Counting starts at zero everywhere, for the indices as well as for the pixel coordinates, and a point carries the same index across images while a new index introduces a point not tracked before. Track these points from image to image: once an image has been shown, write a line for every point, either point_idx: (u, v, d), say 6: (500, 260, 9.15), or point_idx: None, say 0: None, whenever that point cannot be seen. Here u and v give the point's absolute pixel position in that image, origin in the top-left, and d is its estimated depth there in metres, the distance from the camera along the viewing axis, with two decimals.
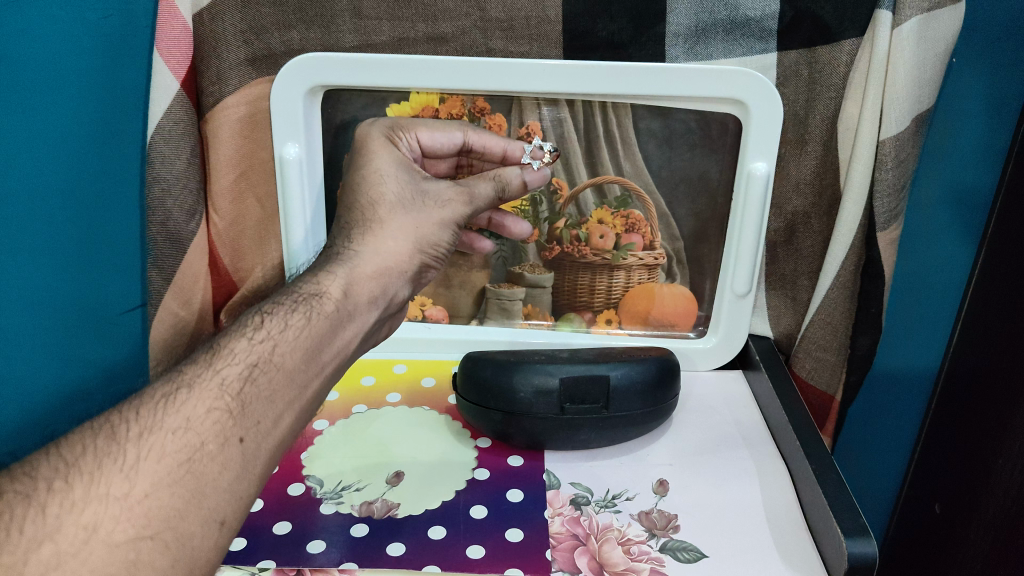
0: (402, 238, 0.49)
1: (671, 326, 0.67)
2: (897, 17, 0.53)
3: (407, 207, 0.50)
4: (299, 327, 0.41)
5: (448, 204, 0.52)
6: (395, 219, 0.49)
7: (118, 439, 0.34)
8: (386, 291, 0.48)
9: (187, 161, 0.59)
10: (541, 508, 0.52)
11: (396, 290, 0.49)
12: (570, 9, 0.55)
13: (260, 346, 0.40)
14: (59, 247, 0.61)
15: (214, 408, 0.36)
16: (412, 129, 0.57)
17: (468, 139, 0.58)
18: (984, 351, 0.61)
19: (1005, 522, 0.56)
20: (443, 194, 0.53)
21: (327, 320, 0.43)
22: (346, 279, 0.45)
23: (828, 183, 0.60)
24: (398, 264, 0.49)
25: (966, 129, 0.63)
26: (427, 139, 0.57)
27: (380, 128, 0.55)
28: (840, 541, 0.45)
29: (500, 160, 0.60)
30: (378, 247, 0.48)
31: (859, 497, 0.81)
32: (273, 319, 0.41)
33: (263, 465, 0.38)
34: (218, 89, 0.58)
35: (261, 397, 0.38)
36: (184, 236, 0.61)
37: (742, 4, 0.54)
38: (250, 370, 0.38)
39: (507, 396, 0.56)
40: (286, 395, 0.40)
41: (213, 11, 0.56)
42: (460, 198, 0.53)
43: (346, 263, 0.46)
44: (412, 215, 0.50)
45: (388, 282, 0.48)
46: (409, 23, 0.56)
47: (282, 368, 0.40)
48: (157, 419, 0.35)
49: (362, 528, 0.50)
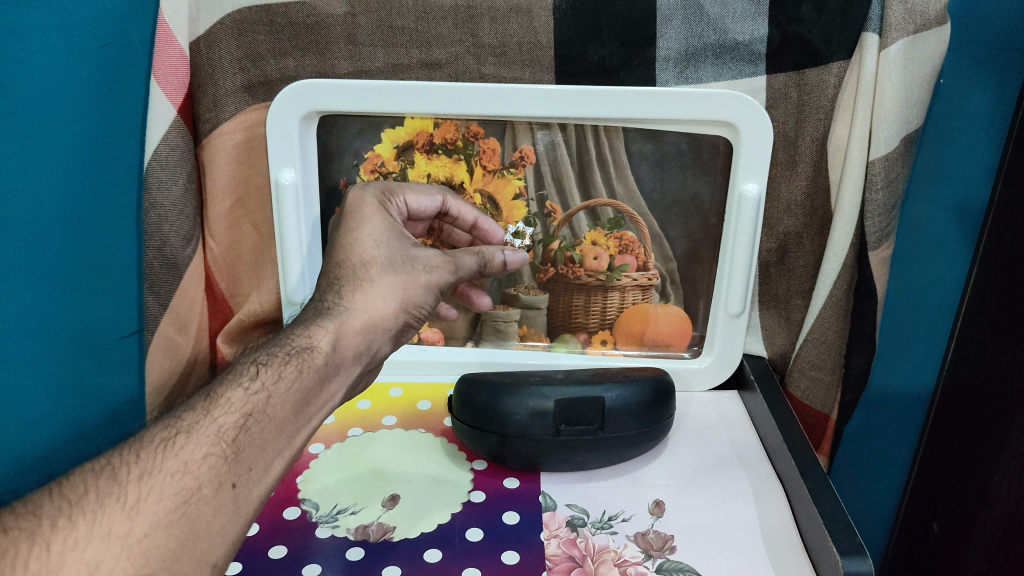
0: (389, 299, 0.47)
1: (666, 346, 0.67)
2: (884, 40, 0.54)
3: (397, 268, 0.48)
4: (291, 380, 0.40)
5: (436, 271, 0.50)
6: (384, 280, 0.47)
7: (119, 481, 0.35)
8: (370, 347, 0.46)
9: (184, 186, 0.60)
10: (537, 531, 0.52)
11: (379, 347, 0.47)
12: (560, 34, 0.56)
13: (254, 396, 0.39)
14: (55, 273, 0.60)
15: (211, 453, 0.36)
16: (402, 191, 0.55)
17: (445, 202, 0.58)
18: (981, 369, 0.61)
19: (1004, 539, 0.56)
20: (431, 260, 0.50)
21: (316, 373, 0.42)
22: (336, 331, 0.44)
23: (818, 204, 0.61)
24: (384, 322, 0.47)
25: (957, 149, 0.63)
26: (414, 201, 0.55)
27: (373, 192, 0.52)
28: (837, 561, 0.45)
29: (468, 227, 0.61)
30: (366, 306, 0.46)
31: (857, 518, 0.81)
32: (267, 369, 0.41)
33: (258, 499, 0.38)
34: (214, 117, 0.59)
35: (255, 445, 0.38)
36: (180, 261, 0.62)
37: (730, 29, 0.55)
38: (245, 420, 0.38)
39: (502, 418, 0.56)
40: (276, 443, 0.39)
41: (210, 39, 0.57)
42: (446, 266, 0.51)
43: (335, 317, 0.45)
44: (401, 277, 0.48)
45: (373, 339, 0.46)
46: (403, 49, 0.57)
47: (275, 417, 0.39)
48: (157, 462, 0.35)
49: (357, 552, 0.50)
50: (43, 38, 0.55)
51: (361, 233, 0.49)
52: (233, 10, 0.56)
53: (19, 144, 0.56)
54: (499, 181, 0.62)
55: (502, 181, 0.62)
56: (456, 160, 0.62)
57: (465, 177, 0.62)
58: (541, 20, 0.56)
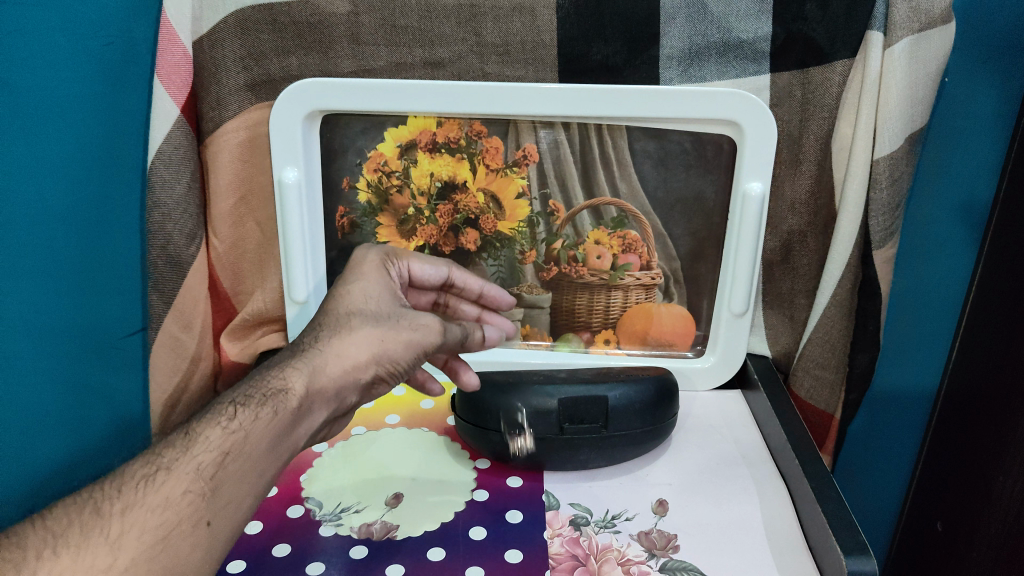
0: (365, 349, 0.46)
1: (669, 346, 0.67)
2: (888, 38, 0.54)
3: (379, 320, 0.48)
4: (267, 421, 0.42)
5: (422, 330, 0.49)
6: (363, 330, 0.47)
7: (102, 514, 0.36)
8: (342, 393, 0.47)
9: (187, 185, 0.62)
10: (540, 529, 0.52)
11: (349, 395, 0.47)
12: (564, 33, 0.56)
13: (232, 435, 0.40)
14: (58, 276, 0.56)
15: (190, 490, 0.38)
16: (406, 257, 0.56)
17: (451, 273, 0.59)
18: (985, 368, 0.61)
19: (1007, 540, 0.56)
20: (419, 318, 0.49)
21: (290, 414, 0.43)
22: (311, 373, 0.45)
23: (822, 203, 0.60)
24: (358, 370, 0.46)
25: (963, 147, 0.63)
26: (418, 268, 0.56)
27: (377, 251, 0.53)
28: (841, 559, 0.45)
29: (474, 298, 0.61)
30: (341, 352, 0.46)
31: (860, 517, 0.81)
32: (245, 410, 0.42)
33: (238, 521, 0.40)
34: (218, 115, 0.60)
35: (231, 480, 0.40)
36: (184, 259, 0.64)
37: (734, 27, 0.55)
38: (222, 459, 0.40)
39: (507, 416, 0.56)
40: (250, 480, 0.41)
41: (214, 37, 0.58)
42: (435, 326, 0.50)
43: (311, 359, 0.45)
44: (381, 329, 0.47)
45: (348, 385, 0.47)
46: (406, 48, 0.57)
47: (251, 456, 0.41)
48: (139, 497, 0.37)
49: (361, 550, 0.50)
50: (45, 31, 0.52)
51: (353, 286, 0.49)
52: (237, 9, 0.57)
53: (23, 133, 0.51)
54: (501, 180, 0.62)
55: (505, 180, 0.62)
56: (459, 159, 0.61)
57: (468, 176, 0.62)
58: (544, 18, 0.56)
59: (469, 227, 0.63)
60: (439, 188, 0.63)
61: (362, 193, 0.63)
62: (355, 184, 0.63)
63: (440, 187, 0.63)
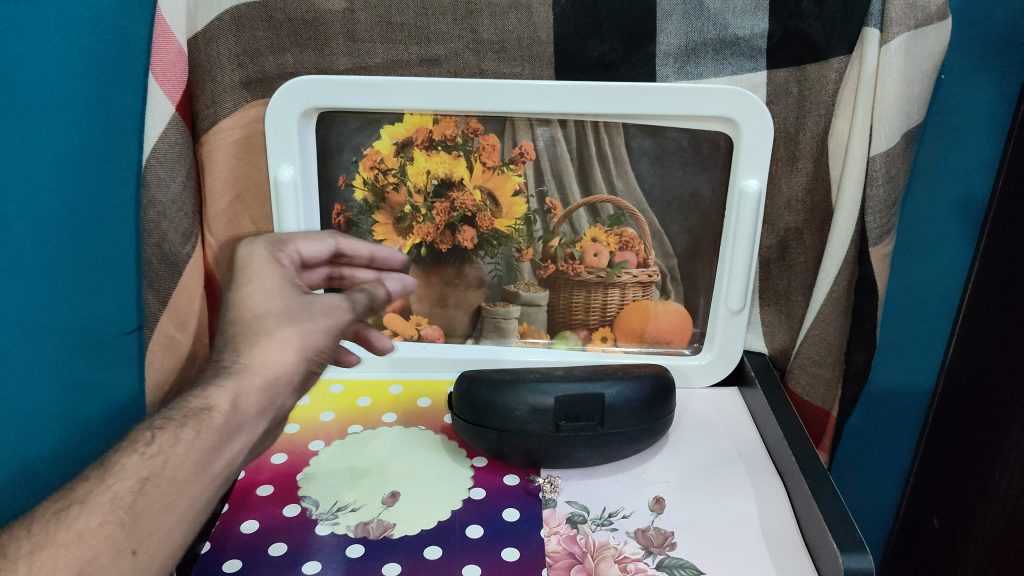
0: (288, 350, 0.44)
1: (666, 343, 0.67)
2: (884, 35, 0.53)
3: (294, 317, 0.45)
4: (189, 441, 0.40)
5: (336, 313, 0.46)
6: (281, 331, 0.44)
7: (7, 556, 0.35)
8: (275, 402, 0.44)
9: (182, 183, 0.60)
10: (537, 527, 0.52)
11: (284, 402, 0.45)
12: (561, 30, 0.56)
13: (150, 460, 0.39)
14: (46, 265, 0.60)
15: (106, 522, 0.36)
16: (290, 240, 0.53)
17: (339, 245, 0.57)
18: (981, 365, 0.61)
19: (1003, 536, 0.56)
20: (329, 302, 0.47)
21: (215, 433, 0.41)
22: (236, 387, 0.42)
23: (819, 200, 0.60)
24: (286, 374, 0.44)
25: (958, 144, 0.63)
26: (305, 248, 0.54)
27: (265, 241, 0.51)
28: (837, 556, 0.45)
29: (365, 263, 0.60)
30: (264, 361, 0.43)
31: (856, 514, 0.81)
32: (164, 433, 0.40)
33: (172, 546, 0.39)
34: (214, 112, 0.59)
35: (156, 508, 0.38)
36: (180, 257, 0.62)
37: (730, 23, 0.55)
38: (141, 486, 0.38)
39: (503, 414, 0.56)
40: (181, 504, 0.39)
41: (207, 35, 0.57)
42: (346, 306, 0.47)
43: (234, 373, 0.43)
44: (298, 325, 0.45)
45: (278, 392, 0.44)
46: (402, 45, 0.57)
47: (174, 480, 0.39)
48: (50, 534, 0.36)
49: (357, 549, 0.50)
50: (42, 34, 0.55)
51: (254, 287, 0.46)
52: (231, 7, 0.56)
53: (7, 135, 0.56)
54: (498, 178, 0.62)
55: (501, 177, 0.62)
56: (455, 157, 0.61)
57: (464, 173, 0.62)
58: (540, 15, 0.56)
59: (466, 224, 0.63)
60: (435, 186, 0.62)
61: (358, 191, 0.63)
62: (351, 182, 0.62)
63: (437, 185, 0.62)
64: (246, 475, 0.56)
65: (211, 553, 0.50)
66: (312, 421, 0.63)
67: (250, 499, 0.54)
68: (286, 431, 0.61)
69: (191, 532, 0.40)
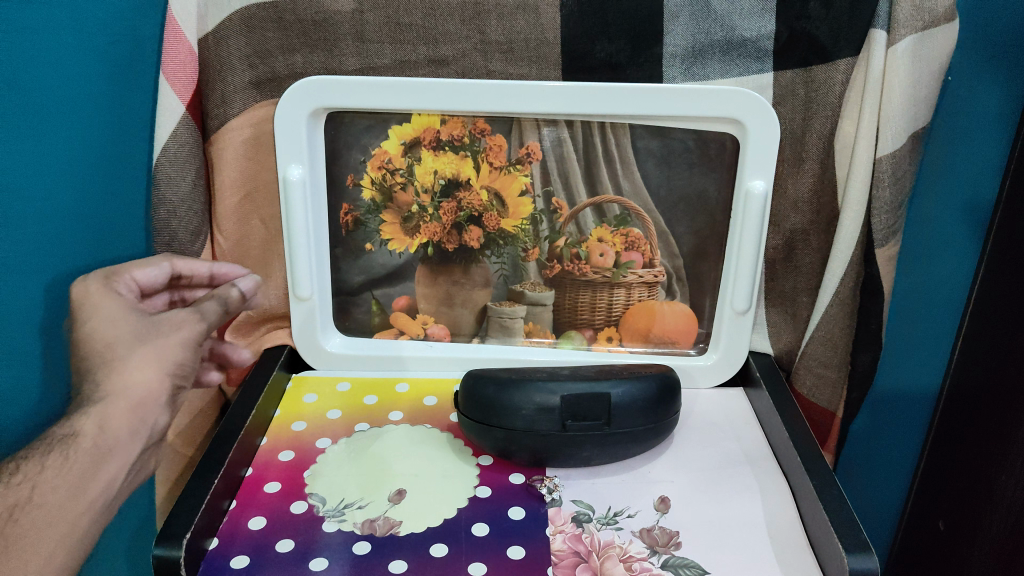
0: (147, 371, 0.47)
1: (672, 343, 0.67)
2: (891, 37, 0.54)
3: (144, 340, 0.48)
4: (57, 468, 0.44)
5: (184, 327, 0.50)
6: (135, 355, 0.47)
7: None
8: (145, 420, 0.48)
9: (192, 183, 0.60)
10: (542, 526, 0.52)
11: (155, 417, 0.49)
12: (568, 31, 0.56)
13: (20, 488, 0.43)
14: (65, 260, 0.58)
15: None
16: (125, 269, 0.54)
17: (174, 265, 0.58)
18: (988, 367, 0.61)
19: (1009, 539, 0.56)
20: (175, 319, 0.50)
21: (86, 456, 0.45)
22: (101, 414, 0.46)
23: (825, 201, 0.61)
24: (151, 394, 0.48)
25: (965, 146, 0.63)
26: (142, 274, 0.55)
27: (94, 277, 0.51)
28: (842, 557, 0.46)
29: (207, 281, 0.61)
30: (125, 386, 0.47)
31: (861, 515, 0.81)
32: (30, 462, 0.44)
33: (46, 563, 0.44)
34: (223, 112, 0.60)
35: (27, 531, 0.43)
36: (189, 256, 0.62)
37: (737, 25, 0.55)
38: (12, 513, 0.42)
39: (509, 414, 0.56)
40: (53, 525, 0.44)
41: (218, 35, 0.58)
42: (195, 319, 0.51)
43: (98, 401, 0.46)
44: (151, 347, 0.48)
45: (147, 411, 0.48)
46: (410, 46, 0.57)
47: (48, 503, 0.44)
48: None
49: (364, 546, 0.50)
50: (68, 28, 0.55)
51: (96, 318, 0.49)
52: (242, 7, 0.57)
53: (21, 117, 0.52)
54: (505, 178, 0.62)
55: (507, 178, 0.62)
56: (462, 157, 0.61)
57: (471, 173, 0.62)
58: (547, 16, 0.56)
59: (472, 224, 0.63)
60: (442, 186, 0.63)
61: (366, 190, 0.63)
62: (359, 182, 0.63)
63: (443, 185, 0.63)
64: (253, 473, 0.57)
65: (219, 550, 0.50)
66: (319, 419, 0.63)
67: (257, 495, 0.55)
68: (292, 429, 0.62)
69: (68, 546, 0.45)
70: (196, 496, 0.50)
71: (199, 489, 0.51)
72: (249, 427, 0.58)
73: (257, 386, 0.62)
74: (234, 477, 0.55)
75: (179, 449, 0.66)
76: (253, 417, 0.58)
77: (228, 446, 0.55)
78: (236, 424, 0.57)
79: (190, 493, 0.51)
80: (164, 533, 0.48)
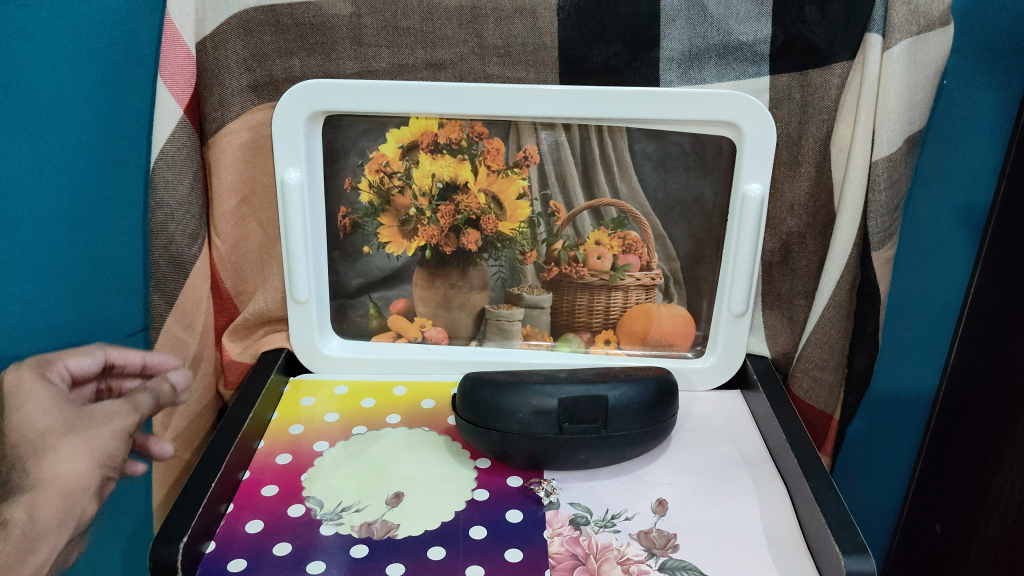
0: (79, 458, 0.43)
1: (669, 346, 0.67)
2: (887, 41, 0.54)
3: (77, 428, 0.44)
4: None
5: (117, 418, 0.46)
6: (67, 442, 0.43)
7: None
8: (75, 513, 0.43)
9: (190, 186, 0.60)
10: (540, 529, 0.52)
11: (85, 511, 0.43)
12: (565, 35, 0.56)
13: None
14: (55, 269, 0.60)
15: None
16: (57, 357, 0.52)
17: (109, 355, 0.55)
18: (984, 369, 0.61)
19: (1006, 541, 0.56)
20: (109, 408, 0.46)
21: (8, 551, 0.40)
22: (29, 504, 0.41)
23: (822, 204, 0.61)
24: (83, 482, 0.43)
25: (960, 149, 0.64)
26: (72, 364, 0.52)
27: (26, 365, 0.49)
28: (840, 559, 0.46)
29: (139, 372, 0.57)
30: (55, 474, 0.42)
31: (859, 518, 0.81)
32: None
33: None
34: (220, 116, 0.60)
35: None
36: (186, 259, 0.62)
37: (733, 29, 0.56)
38: None
39: (507, 417, 0.56)
40: None
41: (216, 39, 0.58)
42: (129, 410, 0.47)
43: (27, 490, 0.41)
44: (84, 435, 0.44)
45: (77, 504, 0.43)
46: (408, 50, 0.57)
47: None
48: None
49: (362, 549, 0.50)
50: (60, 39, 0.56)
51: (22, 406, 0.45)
52: (240, 11, 0.57)
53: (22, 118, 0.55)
54: (502, 181, 0.62)
55: (505, 181, 0.62)
56: (460, 161, 0.62)
57: (469, 177, 0.62)
58: (545, 20, 0.56)
59: (470, 227, 0.63)
60: (440, 189, 0.63)
61: (363, 193, 0.63)
62: (357, 185, 0.63)
63: (441, 188, 0.63)
64: (250, 476, 0.57)
65: (216, 553, 0.50)
66: (316, 422, 0.63)
67: (254, 499, 0.55)
68: (290, 432, 0.61)
69: None
70: (193, 499, 0.50)
71: (196, 492, 0.51)
72: (246, 431, 0.58)
73: (254, 389, 0.62)
74: (231, 480, 0.55)
75: (176, 453, 0.66)
76: (250, 420, 0.58)
77: (225, 450, 0.55)
78: (234, 427, 0.57)
79: (187, 497, 0.51)
80: (161, 536, 0.48)
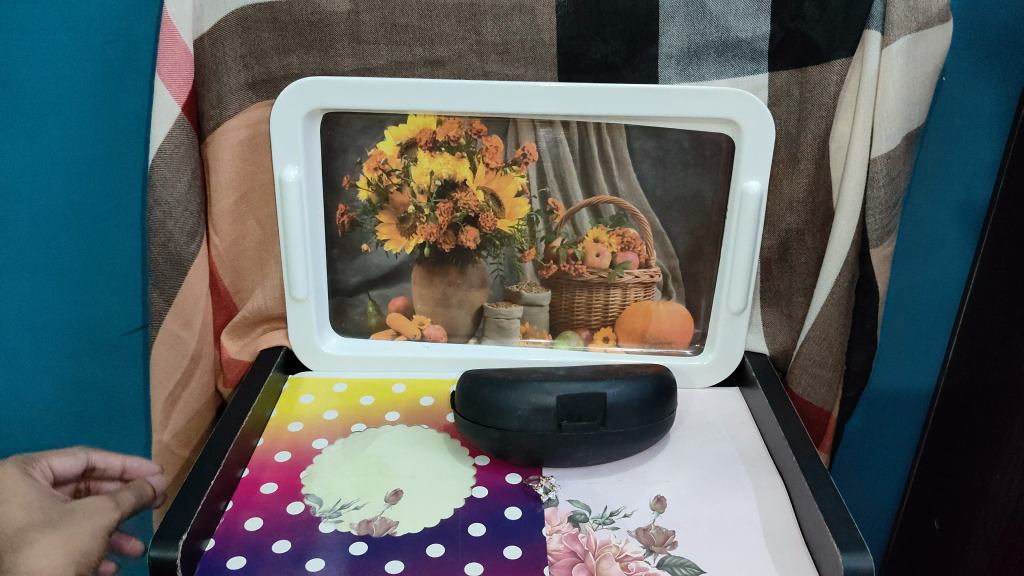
0: (51, 556, 0.46)
1: (668, 344, 0.67)
2: (886, 37, 0.54)
3: (55, 525, 0.48)
4: None
5: (93, 515, 0.49)
6: (43, 539, 0.47)
7: None
8: None
9: (188, 184, 0.60)
10: (539, 526, 0.52)
11: None
12: (563, 32, 0.56)
13: None
14: (49, 258, 0.67)
15: None
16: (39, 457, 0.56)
17: (92, 459, 0.59)
18: (982, 366, 0.61)
19: (1004, 537, 0.56)
20: (86, 506, 0.49)
21: None
22: None
23: (820, 201, 0.61)
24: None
25: (959, 146, 0.64)
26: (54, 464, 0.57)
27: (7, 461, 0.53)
28: (837, 556, 0.46)
29: (120, 476, 0.60)
30: (27, 565, 0.45)
31: (857, 515, 0.81)
32: None
33: None
34: (219, 113, 0.60)
35: None
36: (184, 257, 0.62)
37: (732, 26, 0.56)
38: None
39: (506, 414, 0.56)
40: None
41: (214, 36, 0.58)
42: (106, 506, 0.50)
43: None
44: (59, 532, 0.47)
45: None
46: (406, 47, 0.57)
47: None
48: None
49: (361, 546, 0.51)
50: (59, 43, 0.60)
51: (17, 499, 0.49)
52: (237, 8, 0.57)
53: (19, 112, 0.62)
54: (500, 179, 0.62)
55: (504, 178, 0.62)
56: (458, 158, 0.61)
57: (467, 174, 0.62)
58: (544, 18, 0.56)
59: (469, 224, 0.63)
60: (438, 186, 0.63)
61: (362, 191, 0.63)
62: (356, 182, 0.63)
63: (440, 185, 0.63)
64: (249, 473, 0.57)
65: (215, 551, 0.50)
66: (315, 419, 0.63)
67: (253, 496, 0.55)
68: (289, 430, 0.61)
69: None
70: (192, 496, 0.50)
71: (195, 490, 0.51)
72: (245, 429, 0.58)
73: (253, 387, 0.62)
74: (230, 477, 0.55)
75: (175, 450, 0.66)
76: (249, 418, 0.58)
77: (224, 447, 0.55)
78: (233, 425, 0.57)
79: (187, 494, 0.51)
80: (161, 533, 0.48)
